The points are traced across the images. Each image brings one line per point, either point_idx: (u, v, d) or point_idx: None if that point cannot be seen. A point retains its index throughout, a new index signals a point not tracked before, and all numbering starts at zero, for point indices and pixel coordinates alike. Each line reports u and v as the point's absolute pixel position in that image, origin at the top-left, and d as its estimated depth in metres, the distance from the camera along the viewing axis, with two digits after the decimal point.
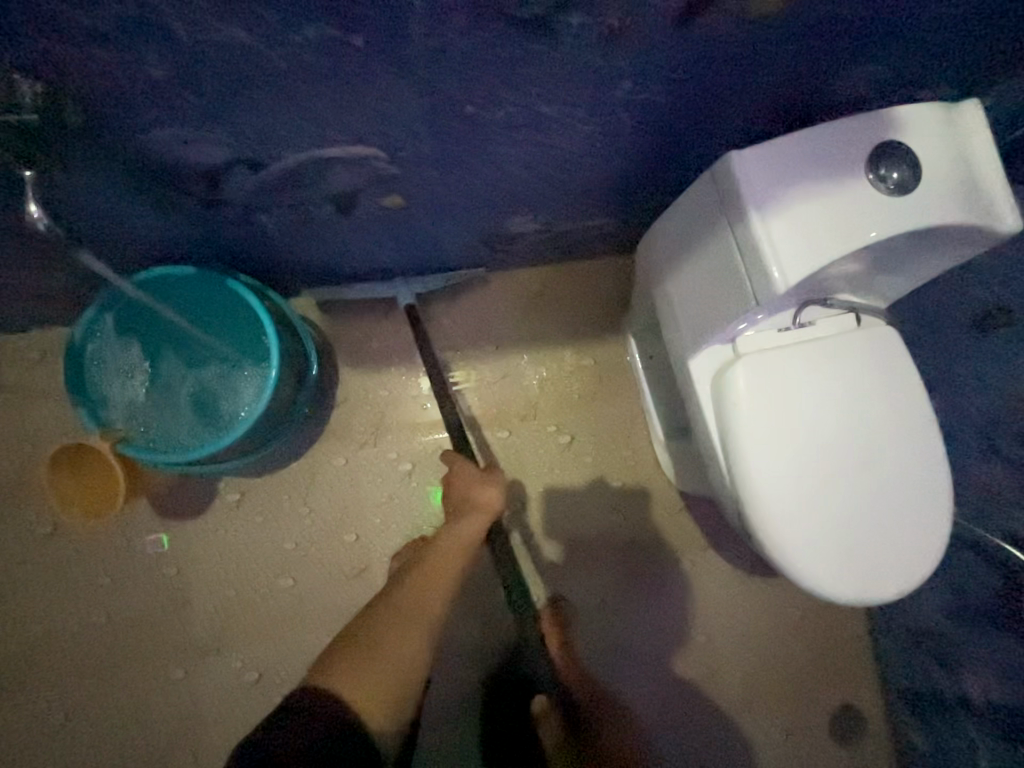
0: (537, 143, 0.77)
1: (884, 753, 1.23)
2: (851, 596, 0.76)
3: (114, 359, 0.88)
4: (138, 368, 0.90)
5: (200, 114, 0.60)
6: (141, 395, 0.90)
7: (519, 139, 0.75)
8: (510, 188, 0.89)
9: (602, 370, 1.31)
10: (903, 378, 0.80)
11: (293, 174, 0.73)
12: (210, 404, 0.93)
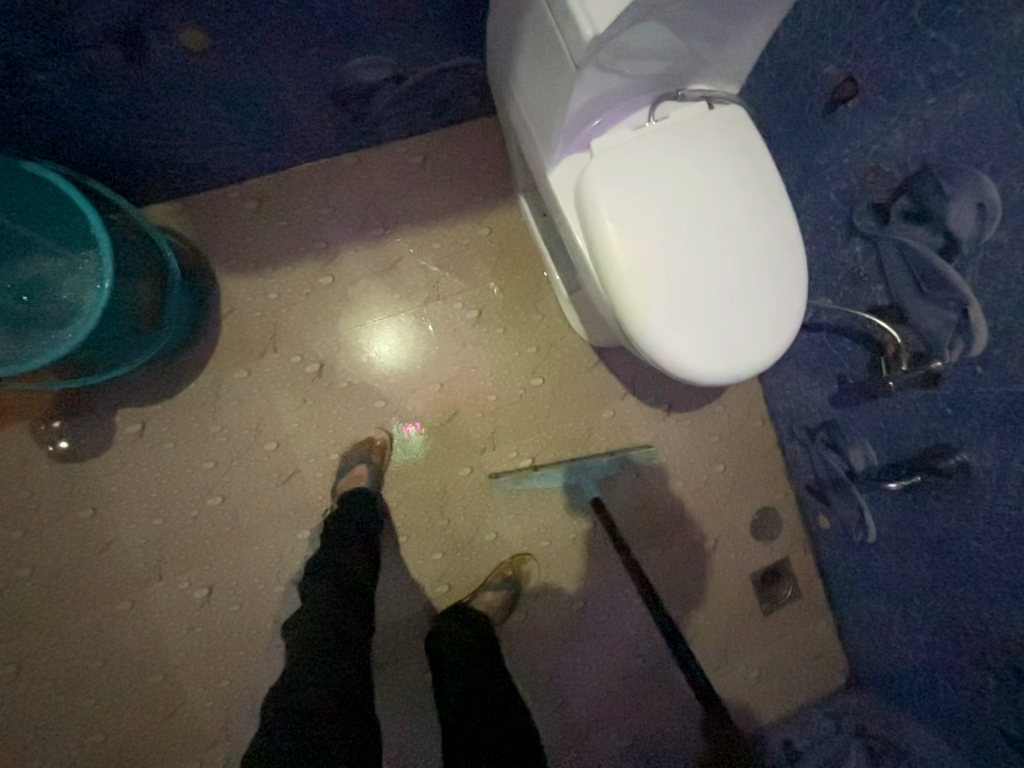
0: None
1: (798, 538, 1.40)
2: (721, 372, 0.81)
3: None
4: None
5: None
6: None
7: None
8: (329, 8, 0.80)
9: (501, 239, 1.27)
10: (753, 156, 0.80)
11: None
12: (49, 311, 0.84)
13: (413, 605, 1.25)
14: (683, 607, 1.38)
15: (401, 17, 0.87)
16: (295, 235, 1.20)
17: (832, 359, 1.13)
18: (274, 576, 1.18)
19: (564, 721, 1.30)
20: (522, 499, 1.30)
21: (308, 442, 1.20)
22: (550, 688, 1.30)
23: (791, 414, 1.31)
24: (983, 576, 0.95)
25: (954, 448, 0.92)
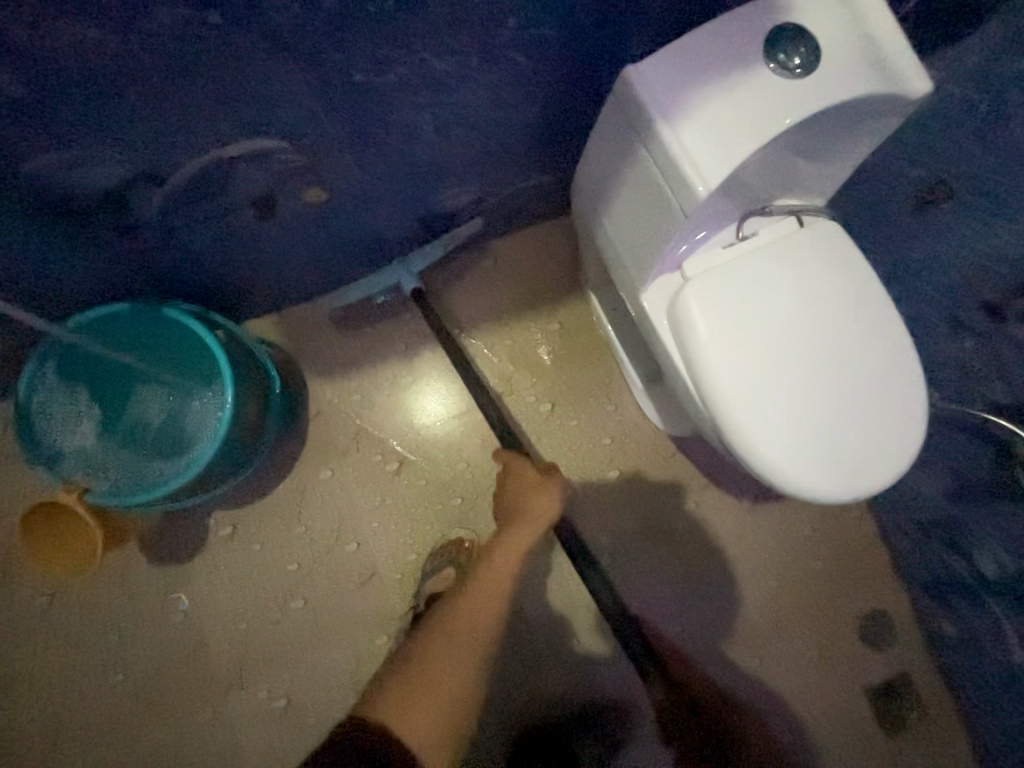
0: (443, 109, 0.77)
1: (917, 646, 1.24)
2: (840, 492, 0.75)
3: (63, 411, 0.86)
4: (90, 416, 0.88)
5: (81, 131, 0.60)
6: (95, 443, 0.88)
7: (425, 105, 0.74)
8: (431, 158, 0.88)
9: (570, 332, 1.30)
10: (852, 269, 0.79)
11: (199, 181, 0.72)
12: (172, 439, 0.91)
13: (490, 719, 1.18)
14: (788, 726, 1.23)
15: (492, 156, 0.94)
16: (377, 338, 1.27)
17: (942, 453, 1.05)
18: (351, 684, 1.15)
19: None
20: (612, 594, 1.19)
21: (386, 542, 1.20)
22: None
23: (894, 506, 1.20)
24: None
25: None
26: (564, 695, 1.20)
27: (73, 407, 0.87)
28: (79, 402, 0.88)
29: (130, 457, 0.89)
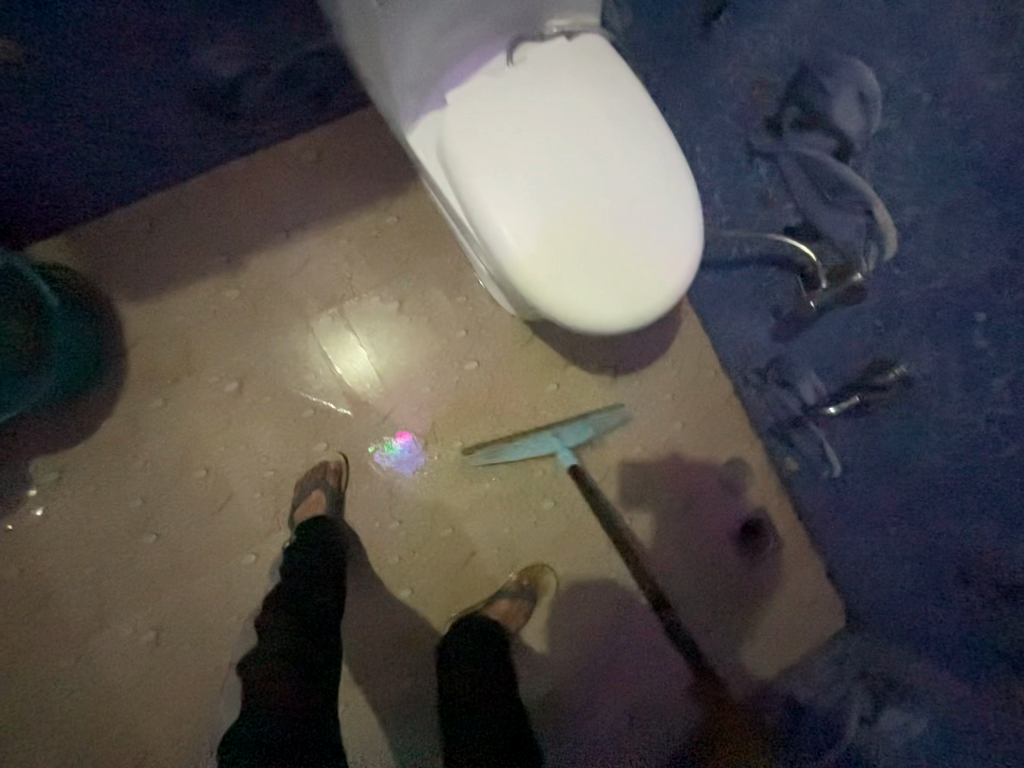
0: None
1: (771, 486, 1.35)
2: (621, 317, 0.76)
3: None
4: None
5: None
6: None
7: None
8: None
9: (410, 224, 1.23)
10: (620, 87, 0.76)
11: None
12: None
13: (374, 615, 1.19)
14: (662, 573, 1.32)
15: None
16: (193, 252, 1.15)
17: (763, 293, 1.08)
18: (224, 605, 1.13)
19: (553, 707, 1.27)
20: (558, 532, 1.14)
21: (239, 464, 1.15)
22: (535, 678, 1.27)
23: (740, 359, 1.25)
24: (949, 492, 0.90)
25: (890, 362, 0.87)
26: (447, 582, 1.24)
27: None
28: None
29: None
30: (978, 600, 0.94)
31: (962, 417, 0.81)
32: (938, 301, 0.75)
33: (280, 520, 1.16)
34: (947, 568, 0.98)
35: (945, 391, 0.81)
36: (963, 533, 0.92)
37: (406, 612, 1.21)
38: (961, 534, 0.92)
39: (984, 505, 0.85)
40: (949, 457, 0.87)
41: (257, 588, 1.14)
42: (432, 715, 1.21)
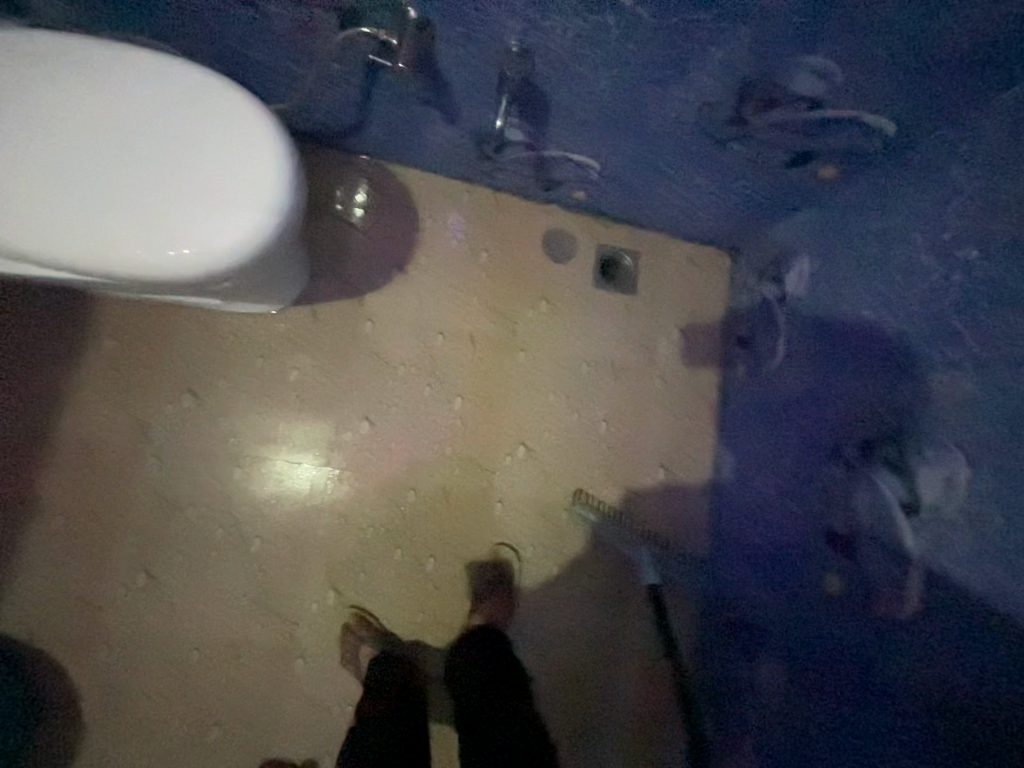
0: None
1: (581, 227, 1.42)
2: (262, 217, 0.77)
3: None
4: None
5: None
6: None
7: None
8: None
9: (129, 331, 1.18)
10: (76, 65, 0.76)
11: None
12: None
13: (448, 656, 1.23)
14: (580, 359, 1.39)
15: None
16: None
17: (402, 99, 1.06)
18: (319, 707, 1.16)
19: (587, 661, 1.29)
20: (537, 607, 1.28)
21: (215, 616, 1.15)
22: (561, 657, 1.28)
23: (461, 162, 1.27)
24: (631, 91, 0.95)
25: (504, 46, 0.88)
26: (451, 524, 1.28)
27: None
28: None
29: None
30: (737, 141, 1.03)
31: (571, 31, 0.83)
32: None
33: (289, 614, 1.18)
34: (704, 143, 1.06)
35: (540, 28, 0.84)
36: (675, 110, 0.98)
37: (444, 574, 1.26)
38: (677, 111, 0.99)
39: (657, 75, 0.90)
40: (605, 71, 0.91)
41: (327, 671, 1.17)
42: (538, 610, 1.29)
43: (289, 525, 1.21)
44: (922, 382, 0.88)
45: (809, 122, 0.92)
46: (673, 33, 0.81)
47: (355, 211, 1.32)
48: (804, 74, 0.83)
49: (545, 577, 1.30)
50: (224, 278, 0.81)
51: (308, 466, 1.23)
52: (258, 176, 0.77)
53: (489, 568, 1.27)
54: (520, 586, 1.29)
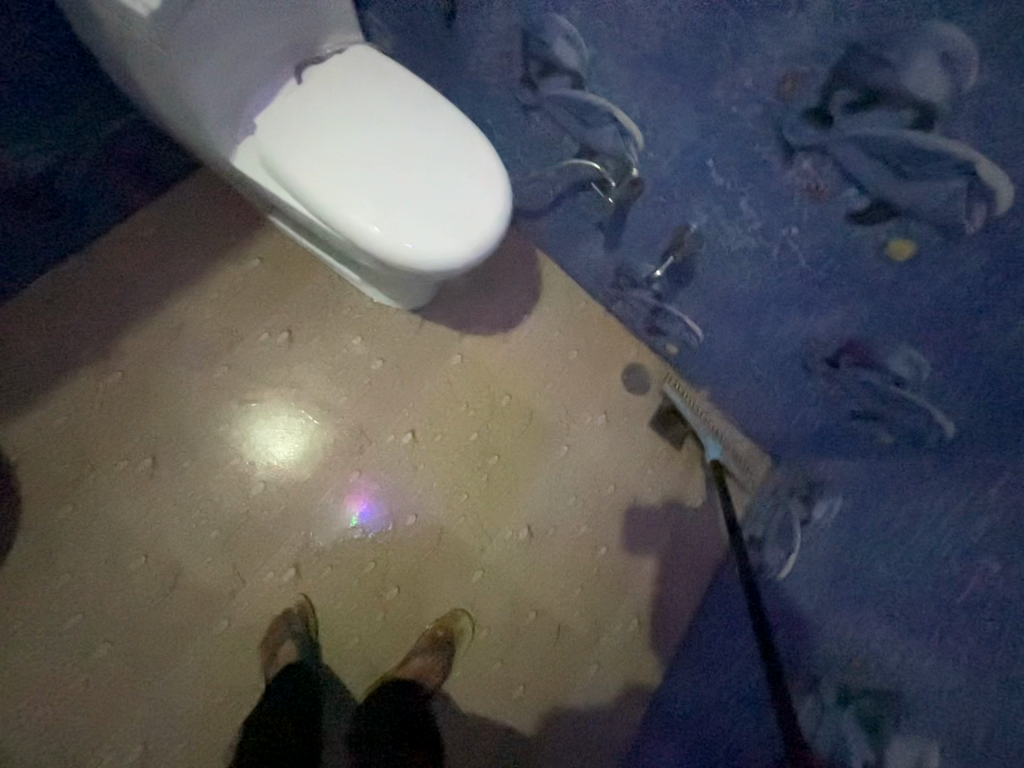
0: None
1: (663, 375, 1.59)
2: (462, 245, 0.93)
3: None
4: None
5: None
6: None
7: None
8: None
9: (275, 261, 1.33)
10: (402, 80, 0.97)
11: None
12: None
13: (357, 691, 1.17)
14: (610, 481, 1.47)
15: (18, 84, 0.95)
16: (67, 354, 1.17)
17: (585, 216, 1.30)
18: (207, 683, 1.07)
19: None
20: (459, 688, 1.23)
21: (178, 534, 1.13)
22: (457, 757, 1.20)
23: (595, 279, 1.49)
24: (761, 303, 1.16)
25: (686, 225, 1.11)
26: (428, 566, 1.27)
27: None
28: None
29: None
30: (822, 378, 1.21)
31: (740, 243, 1.06)
32: (680, 163, 1.00)
33: (240, 572, 1.15)
34: (795, 366, 1.24)
35: (720, 228, 1.06)
36: (787, 331, 1.18)
37: (396, 613, 1.23)
38: (788, 332, 1.18)
39: (787, 301, 1.11)
40: (748, 280, 1.12)
41: (238, 647, 1.11)
42: (461, 694, 1.23)
43: (295, 490, 1.23)
44: (918, 659, 0.95)
45: (891, 395, 1.10)
46: (815, 281, 1.02)
47: (498, 269, 1.53)
48: (901, 359, 1.02)
49: (482, 666, 1.26)
50: (404, 270, 0.96)
51: (336, 447, 1.28)
52: (477, 216, 0.94)
53: (440, 628, 1.22)
54: (457, 660, 1.25)
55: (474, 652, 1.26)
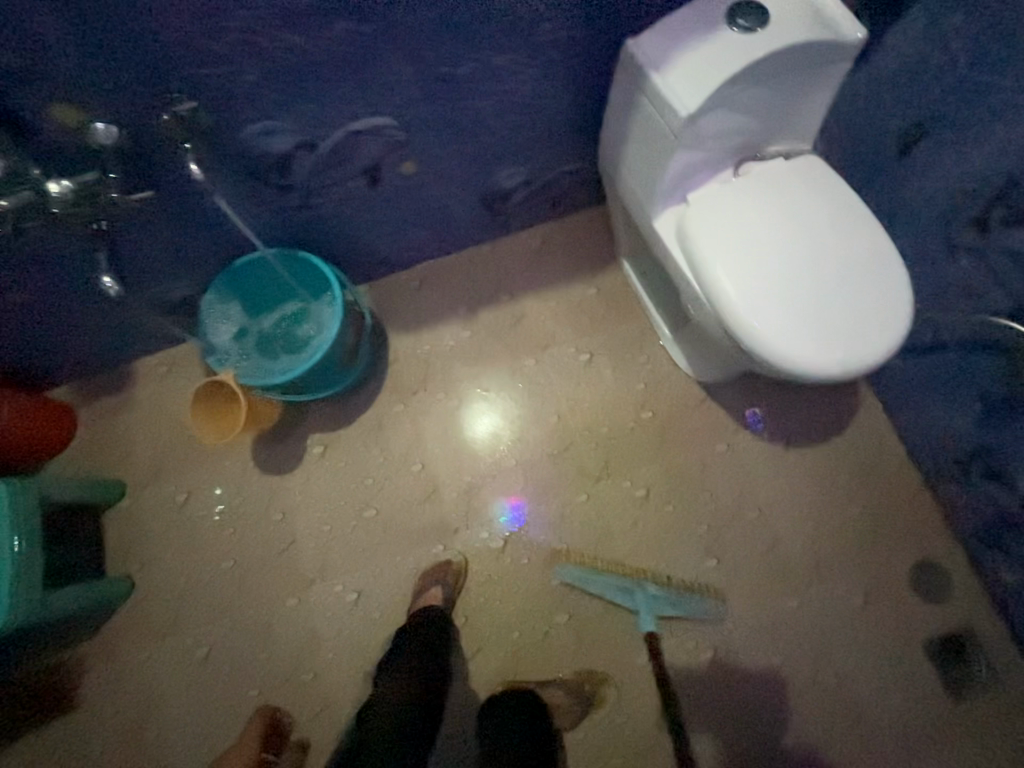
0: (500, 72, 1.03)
1: (969, 596, 1.24)
2: (835, 366, 0.92)
3: (215, 316, 1.22)
4: (229, 319, 1.24)
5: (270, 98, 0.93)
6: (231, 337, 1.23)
7: (496, 48, 0.98)
8: (504, 129, 1.14)
9: (608, 294, 1.50)
10: (833, 194, 1.00)
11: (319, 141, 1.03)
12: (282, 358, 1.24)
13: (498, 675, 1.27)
14: (832, 667, 1.23)
15: (538, 126, 1.17)
16: (440, 305, 1.51)
17: (970, 379, 1.10)
18: (413, 584, 1.33)
19: None
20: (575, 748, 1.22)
21: (445, 466, 1.40)
22: None
23: (930, 445, 1.24)
24: None
25: None
26: (604, 618, 1.28)
27: (221, 314, 1.23)
28: (226, 312, 1.23)
29: (249, 362, 1.23)
30: None
31: None
32: None
33: (468, 519, 1.36)
34: None
35: None
36: None
37: (558, 637, 1.28)
38: None
39: None
40: None
41: (443, 574, 1.34)
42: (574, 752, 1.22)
43: (534, 485, 1.38)
44: None
45: None
46: None
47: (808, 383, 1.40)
48: None
49: (605, 744, 1.22)
50: (757, 364, 0.99)
51: (580, 470, 1.38)
52: (860, 343, 0.93)
53: (587, 682, 1.24)
54: (586, 721, 1.23)
55: (604, 725, 1.23)
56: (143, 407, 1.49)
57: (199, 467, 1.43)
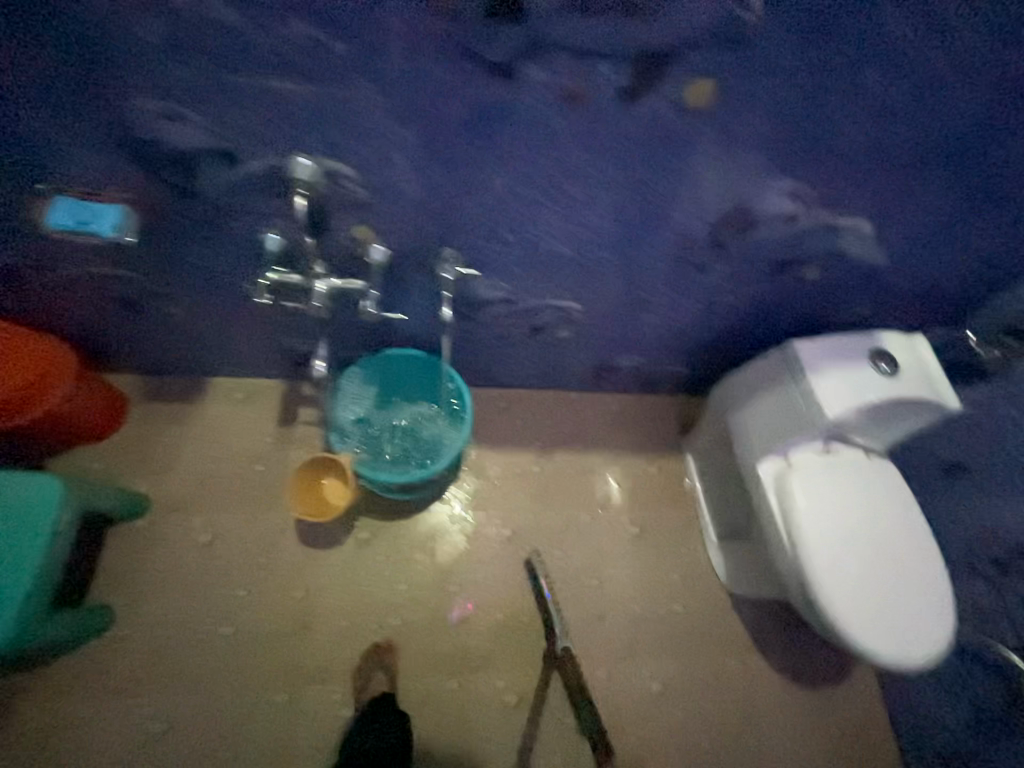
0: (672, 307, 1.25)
1: None
2: (892, 654, 1.06)
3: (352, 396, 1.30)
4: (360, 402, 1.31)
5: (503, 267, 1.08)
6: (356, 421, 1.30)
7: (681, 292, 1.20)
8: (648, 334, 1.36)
9: (663, 479, 1.62)
10: (902, 497, 1.20)
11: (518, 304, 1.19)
12: (394, 455, 1.28)
13: None
14: None
15: (675, 345, 1.41)
16: (521, 435, 1.61)
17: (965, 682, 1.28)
18: (417, 715, 1.28)
19: None
20: None
21: (482, 596, 1.40)
22: None
23: (913, 726, 1.36)
24: None
25: None
26: None
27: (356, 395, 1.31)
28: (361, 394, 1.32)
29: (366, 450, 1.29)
30: None
31: None
32: None
33: (489, 662, 1.34)
34: None
35: None
36: None
37: None
38: None
39: None
40: None
41: (449, 714, 1.28)
42: None
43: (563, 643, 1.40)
44: None
45: None
46: None
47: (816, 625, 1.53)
48: None
49: None
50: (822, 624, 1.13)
51: (608, 642, 1.43)
52: (914, 639, 1.08)
53: None
54: None
55: None
56: (200, 428, 1.44)
57: (237, 513, 1.37)
